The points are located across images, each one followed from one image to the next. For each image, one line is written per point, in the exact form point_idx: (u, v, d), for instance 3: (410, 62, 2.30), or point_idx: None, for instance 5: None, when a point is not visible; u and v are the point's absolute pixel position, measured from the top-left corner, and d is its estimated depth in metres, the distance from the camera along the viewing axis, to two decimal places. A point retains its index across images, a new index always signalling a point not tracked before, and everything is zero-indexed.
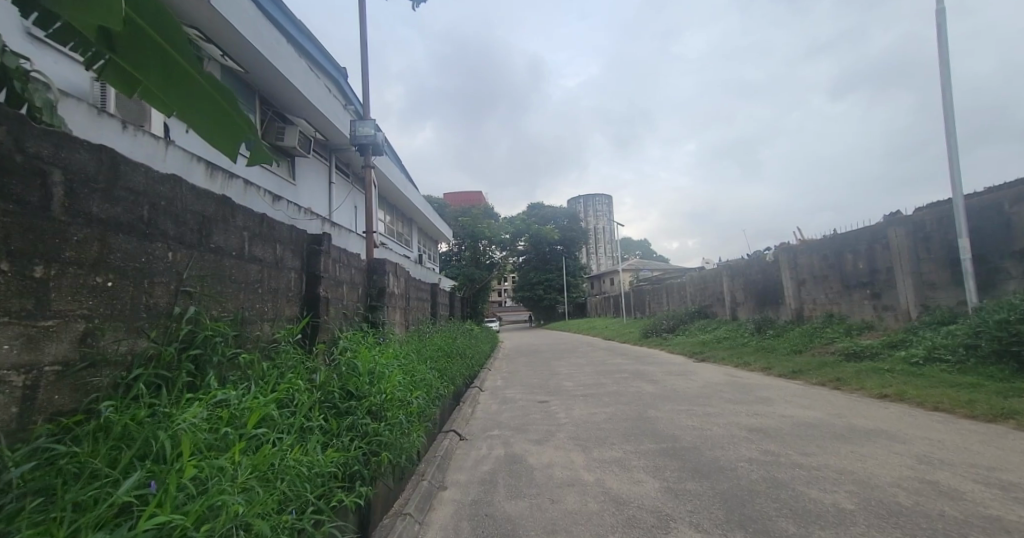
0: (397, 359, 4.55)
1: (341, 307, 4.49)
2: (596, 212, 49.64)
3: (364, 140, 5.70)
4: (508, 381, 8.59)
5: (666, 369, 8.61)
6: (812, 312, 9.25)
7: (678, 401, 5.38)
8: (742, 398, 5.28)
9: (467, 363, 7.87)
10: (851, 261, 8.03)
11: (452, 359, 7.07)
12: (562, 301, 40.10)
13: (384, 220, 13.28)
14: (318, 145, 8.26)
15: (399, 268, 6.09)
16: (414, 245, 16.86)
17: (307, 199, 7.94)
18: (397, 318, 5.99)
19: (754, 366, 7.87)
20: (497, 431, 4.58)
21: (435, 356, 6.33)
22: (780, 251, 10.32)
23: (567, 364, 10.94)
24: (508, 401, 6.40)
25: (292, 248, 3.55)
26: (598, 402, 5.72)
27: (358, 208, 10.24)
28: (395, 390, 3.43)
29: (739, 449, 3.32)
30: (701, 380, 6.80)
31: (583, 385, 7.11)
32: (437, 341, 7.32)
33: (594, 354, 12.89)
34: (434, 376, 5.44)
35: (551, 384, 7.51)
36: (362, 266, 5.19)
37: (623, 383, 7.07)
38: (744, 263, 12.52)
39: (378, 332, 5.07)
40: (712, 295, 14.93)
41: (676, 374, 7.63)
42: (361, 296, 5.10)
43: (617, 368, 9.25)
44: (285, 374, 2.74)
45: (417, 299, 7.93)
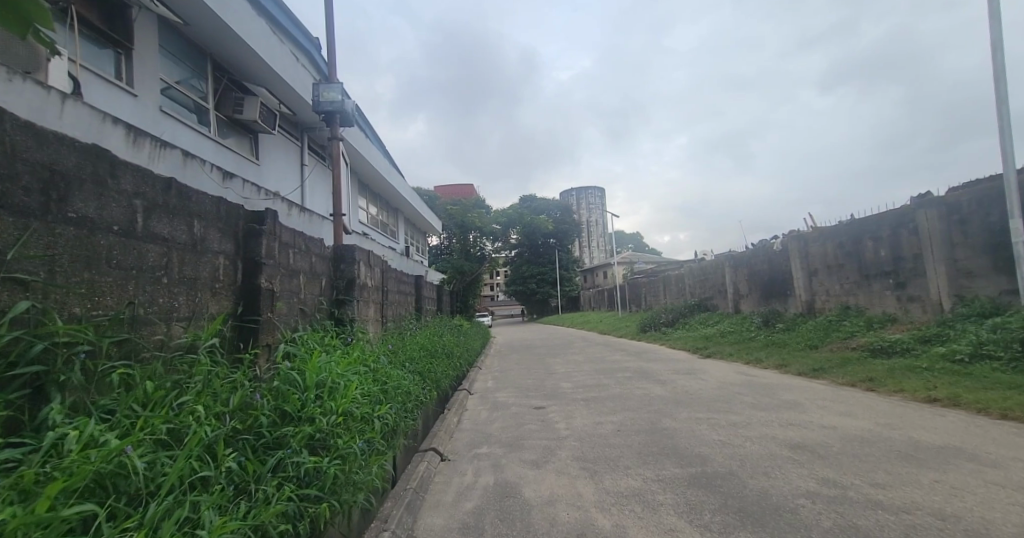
0: (365, 364, 3.79)
1: (295, 301, 3.72)
2: (589, 205, 49.09)
3: (328, 107, 4.97)
4: (499, 382, 7.86)
5: (671, 367, 7.94)
6: (824, 304, 8.63)
7: (694, 407, 4.69)
8: (768, 403, 4.59)
9: (454, 363, 7.12)
10: (871, 248, 7.39)
11: (435, 360, 6.30)
12: (555, 294, 39.43)
13: (365, 209, 12.42)
14: (285, 121, 7.42)
15: (373, 256, 5.31)
16: (400, 236, 16.02)
17: (272, 182, 7.10)
18: (371, 313, 5.21)
19: (768, 364, 7.20)
20: (486, 448, 3.85)
21: (415, 357, 5.56)
22: (790, 240, 9.66)
23: (563, 361, 10.25)
24: (499, 407, 5.66)
25: (218, 225, 2.78)
26: (602, 408, 5.02)
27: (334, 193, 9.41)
28: (353, 408, 2.69)
29: (788, 476, 2.65)
30: (714, 381, 6.11)
31: (583, 388, 6.40)
32: (418, 340, 6.55)
33: (590, 350, 12.22)
34: (413, 381, 4.70)
35: (547, 386, 6.78)
36: (325, 253, 4.40)
37: (627, 385, 6.35)
38: (749, 254, 11.84)
39: (345, 330, 4.31)
40: (713, 288, 14.30)
41: (684, 374, 6.94)
42: (324, 289, 4.33)
43: (617, 366, 8.58)
44: (190, 393, 2.00)
45: (397, 293, 7.15)
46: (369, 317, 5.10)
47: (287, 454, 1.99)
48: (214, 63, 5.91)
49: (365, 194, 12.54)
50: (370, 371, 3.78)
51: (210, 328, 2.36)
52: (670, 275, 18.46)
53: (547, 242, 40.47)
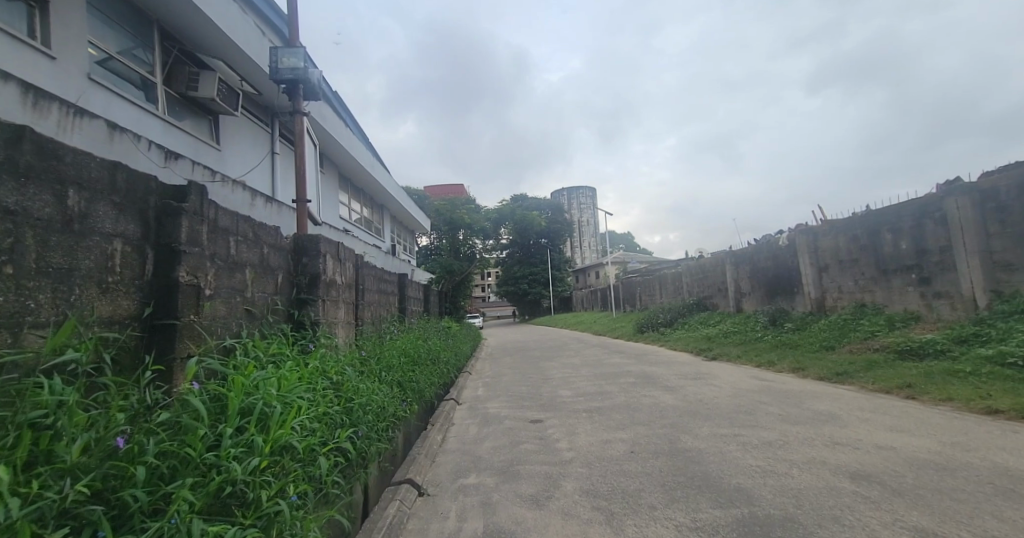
0: (325, 378, 3.10)
1: (235, 301, 3.02)
2: (580, 205, 48.74)
3: (287, 76, 4.29)
4: (491, 390, 7.20)
5: (676, 371, 7.32)
6: (836, 303, 8.10)
7: (715, 420, 4.07)
8: (801, 415, 3.99)
9: (439, 370, 6.44)
10: (890, 241, 6.87)
11: (418, 368, 5.60)
12: (547, 295, 38.87)
13: (346, 204, 11.68)
14: (249, 103, 6.71)
15: (345, 250, 4.61)
16: (386, 235, 15.27)
17: (235, 170, 6.38)
18: (342, 316, 4.51)
19: (782, 368, 6.63)
20: (475, 477, 3.18)
21: (394, 365, 4.87)
22: (797, 234, 9.12)
23: (558, 365, 9.60)
24: (490, 420, 5.00)
25: (111, 198, 2.09)
26: (609, 421, 4.39)
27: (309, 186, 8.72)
28: (291, 443, 1.99)
29: (868, 524, 2.02)
30: (730, 388, 5.50)
31: (584, 396, 5.77)
32: (399, 345, 5.84)
33: (587, 353, 11.58)
34: (388, 394, 4.00)
35: (544, 395, 6.13)
36: (280, 244, 3.70)
37: (633, 392, 5.73)
38: (752, 252, 11.25)
39: (305, 336, 3.61)
40: (712, 286, 13.78)
41: (694, 380, 6.34)
42: (279, 287, 3.63)
43: (617, 371, 7.95)
44: (13, 436, 1.30)
45: (376, 293, 6.44)
46: (339, 320, 4.39)
47: (168, 525, 1.30)
48: (161, 30, 5.22)
49: (346, 189, 11.81)
50: (331, 387, 3.08)
51: (63, 332, 1.64)
52: (666, 274, 17.97)
53: (538, 242, 39.89)
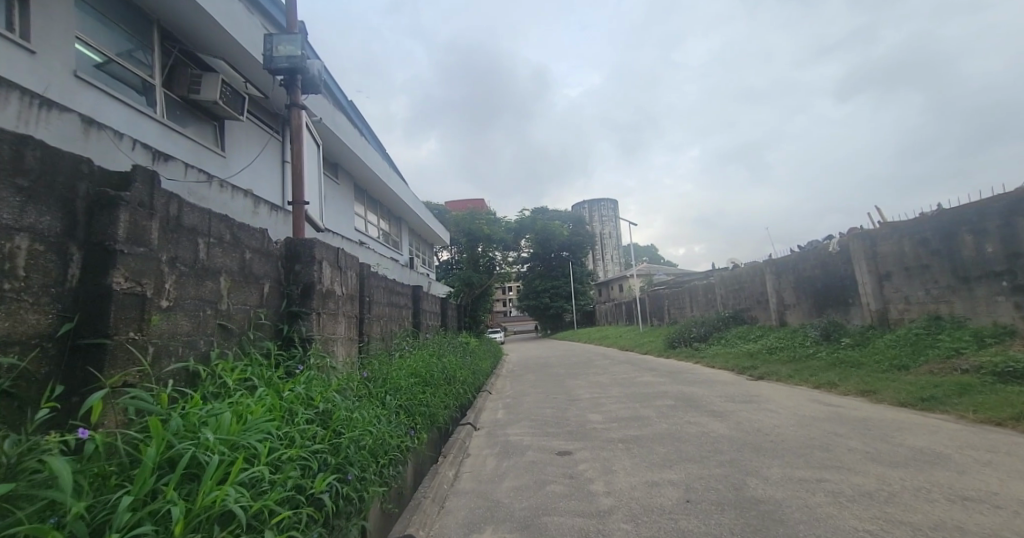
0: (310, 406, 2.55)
1: (205, 314, 2.51)
2: (602, 217, 48.04)
3: (284, 64, 3.87)
4: (513, 412, 6.59)
5: (720, 393, 6.57)
6: (902, 314, 7.42)
7: (785, 459, 3.34)
8: (897, 456, 3.23)
9: (454, 391, 5.86)
10: (971, 244, 6.25)
11: (430, 391, 5.03)
12: (569, 309, 38.00)
13: (362, 215, 11.34)
14: (256, 108, 6.40)
15: (347, 257, 4.13)
16: (404, 248, 14.95)
17: (242, 178, 6.04)
18: (344, 331, 4.00)
19: (846, 391, 5.81)
20: (491, 534, 2.55)
21: (401, 388, 4.31)
22: (854, 239, 8.37)
23: (585, 383, 8.92)
24: (511, 451, 4.37)
25: (15, 182, 1.61)
26: (652, 456, 3.72)
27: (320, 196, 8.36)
28: (226, 512, 1.40)
29: None
30: (791, 415, 4.73)
31: (619, 422, 5.09)
32: (410, 364, 5.28)
33: (615, 370, 10.84)
34: (390, 424, 3.43)
35: (573, 420, 5.47)
36: (268, 249, 3.21)
37: (674, 419, 5.01)
38: (796, 256, 10.68)
39: (293, 357, 3.10)
40: (750, 298, 12.90)
41: (744, 403, 5.57)
42: (265, 300, 3.14)
43: (652, 392, 7.23)
44: None
45: (385, 306, 5.94)
46: (339, 336, 3.88)
47: None
48: (161, 30, 4.90)
49: (362, 200, 11.54)
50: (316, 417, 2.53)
51: None
52: (697, 286, 17.07)
53: (560, 255, 39.27)
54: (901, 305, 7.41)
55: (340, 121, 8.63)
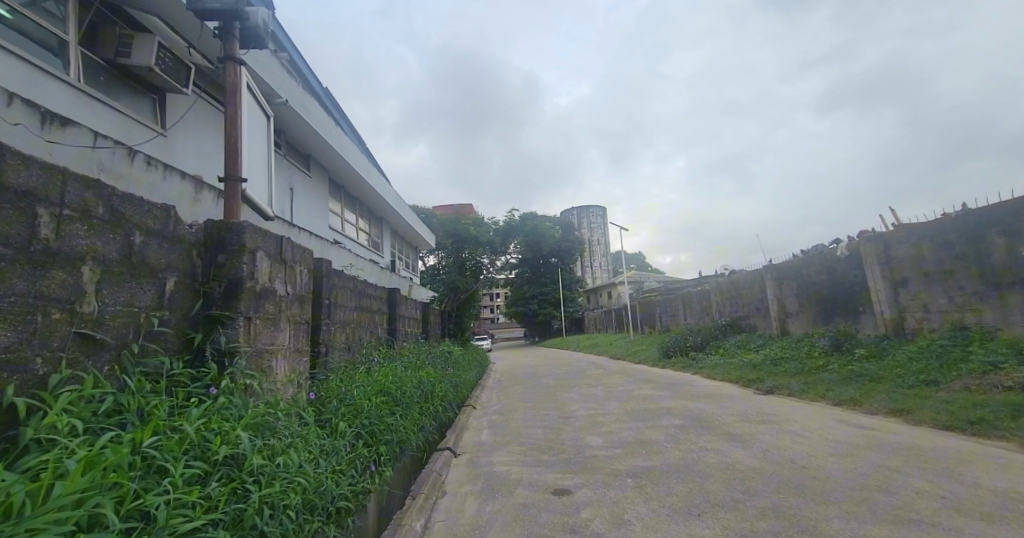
0: (208, 453, 1.78)
1: (52, 321, 1.69)
2: (591, 224, 47.87)
3: (215, 6, 3.08)
4: (499, 433, 5.82)
5: (730, 410, 5.90)
6: (920, 323, 6.85)
7: (844, 509, 2.63)
8: (987, 507, 2.54)
9: (429, 410, 5.09)
10: (1004, 246, 5.72)
11: (400, 412, 4.26)
12: (558, 316, 37.34)
13: (337, 213, 10.51)
14: (205, 82, 5.57)
15: (295, 248, 3.34)
16: (386, 250, 14.10)
17: (187, 162, 5.22)
18: (289, 341, 3.22)
19: (874, 410, 5.17)
20: None
21: (357, 413, 3.54)
22: (866, 243, 7.76)
23: (578, 397, 8.21)
24: (496, 488, 3.59)
25: None
26: (673, 499, 2.98)
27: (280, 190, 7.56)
28: None
29: None
30: (823, 442, 4.05)
31: (623, 449, 4.35)
32: (377, 379, 4.51)
33: (610, 382, 10.14)
34: (338, 464, 2.67)
35: (570, 445, 4.72)
36: (176, 233, 2.41)
37: (688, 445, 4.29)
38: (800, 261, 10.09)
39: (206, 377, 2.32)
40: (748, 305, 12.35)
41: (764, 425, 4.88)
42: (168, 301, 2.34)
43: (653, 408, 6.54)
44: None
45: (349, 311, 5.14)
46: (282, 347, 3.10)
47: None
48: None
49: (339, 197, 10.74)
50: (216, 469, 1.76)
51: None
52: (691, 292, 16.50)
53: (549, 262, 38.74)
54: (920, 313, 6.83)
55: (313, 108, 7.83)
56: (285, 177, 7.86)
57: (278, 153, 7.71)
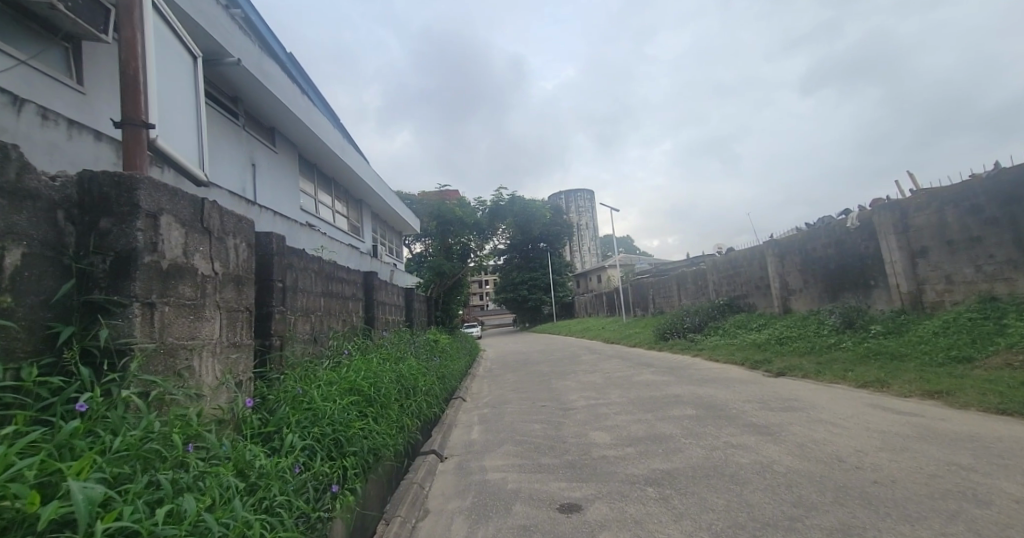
0: (22, 518, 1.08)
1: None
2: (579, 208, 47.41)
3: None
4: (492, 429, 5.23)
5: (743, 396, 5.38)
6: (939, 296, 6.40)
7: (936, 529, 2.06)
8: None
9: (411, 410, 4.45)
10: None
11: (373, 414, 3.61)
12: (549, 301, 36.93)
13: (310, 194, 9.69)
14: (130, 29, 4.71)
15: (225, 216, 2.62)
16: (366, 234, 13.31)
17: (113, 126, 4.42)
18: (220, 333, 2.52)
19: (906, 392, 4.67)
20: None
21: (315, 421, 2.89)
22: (880, 213, 7.22)
23: (575, 385, 7.67)
24: (490, 505, 2.97)
25: None
26: (711, 517, 2.40)
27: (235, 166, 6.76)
28: None
29: None
30: (867, 433, 3.51)
31: (636, 449, 3.77)
32: (346, 376, 3.84)
33: (607, 367, 9.64)
34: (277, 494, 2.03)
35: (573, 444, 4.12)
36: (25, 185, 1.68)
37: (711, 442, 3.72)
38: (804, 235, 9.59)
39: (73, 387, 1.62)
40: (747, 284, 11.90)
41: (790, 414, 4.33)
42: (10, 281, 1.61)
43: (659, 396, 6.01)
44: None
45: (314, 297, 4.44)
46: (207, 343, 2.40)
47: None
48: None
49: (312, 177, 9.90)
50: None
51: None
52: (685, 272, 16.02)
53: (538, 246, 38.20)
54: (941, 285, 6.35)
55: (275, 73, 6.97)
56: (244, 151, 7.05)
57: (236, 124, 6.87)
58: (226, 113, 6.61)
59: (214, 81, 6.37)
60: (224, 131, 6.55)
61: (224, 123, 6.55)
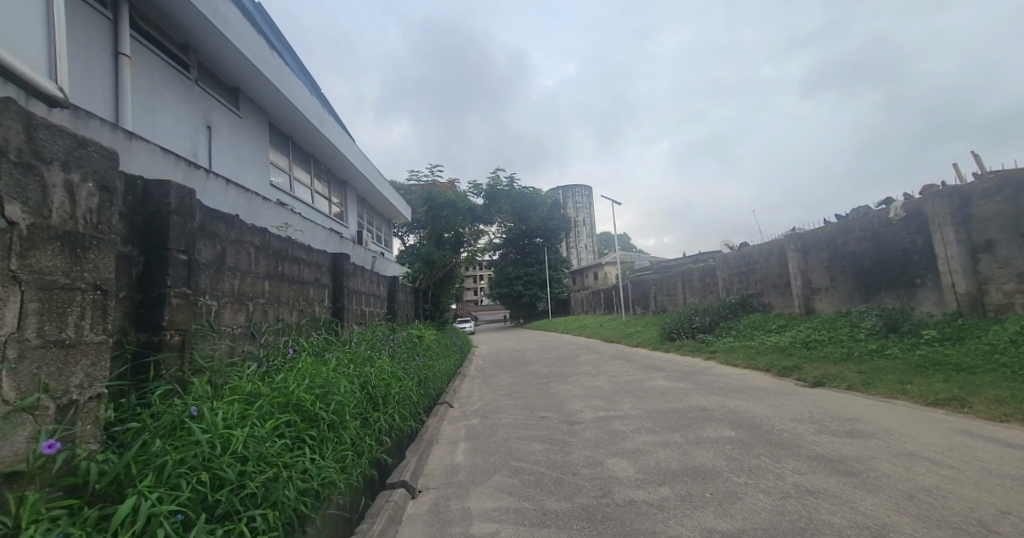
0: None
1: None
2: (577, 204, 46.56)
3: None
4: (482, 449, 4.23)
5: (788, 414, 4.43)
6: (1005, 298, 5.58)
7: None
8: None
9: (374, 430, 3.44)
10: None
11: (312, 443, 2.60)
12: (543, 298, 36.01)
13: (281, 169, 8.61)
14: None
15: (39, 127, 1.54)
16: (350, 219, 12.23)
17: None
18: (21, 325, 1.45)
19: (1001, 415, 3.75)
20: None
21: (203, 463, 1.87)
22: (936, 200, 6.29)
23: (579, 391, 6.70)
24: None
25: None
26: None
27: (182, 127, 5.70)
28: None
29: None
30: (995, 481, 2.56)
31: (675, 491, 2.79)
32: (278, 386, 2.83)
33: (611, 370, 8.69)
34: None
35: (586, 479, 3.15)
36: None
37: (775, 484, 2.75)
38: (832, 228, 8.65)
39: None
40: (763, 281, 10.98)
41: (864, 442, 3.38)
42: None
43: (682, 409, 5.05)
44: None
45: (249, 279, 3.41)
46: None
47: None
48: None
49: (285, 150, 8.85)
50: None
51: None
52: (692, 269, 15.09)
53: (535, 241, 37.23)
54: (1010, 285, 5.52)
55: (234, 19, 5.93)
56: (196, 109, 6.01)
57: (185, 77, 5.84)
58: (171, 61, 5.57)
59: (155, 21, 5.34)
60: (166, 82, 5.52)
61: (167, 73, 5.52)
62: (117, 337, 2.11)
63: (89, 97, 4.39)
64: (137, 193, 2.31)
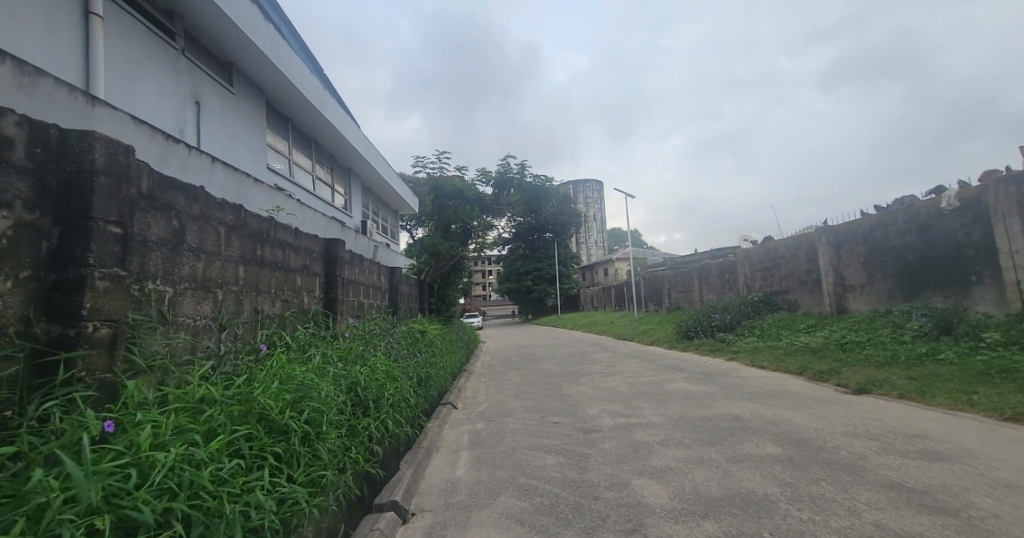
0: None
1: None
2: (587, 199, 45.91)
3: None
4: (487, 461, 3.72)
5: (836, 426, 3.88)
6: None
7: None
8: None
9: (360, 442, 2.93)
10: None
11: (276, 464, 2.10)
12: (552, 293, 35.47)
13: (280, 152, 8.15)
14: None
15: None
16: (354, 208, 11.77)
17: None
18: None
19: None
20: None
21: (105, 502, 1.37)
22: (1000, 188, 5.66)
23: (594, 393, 6.17)
24: None
25: None
26: None
27: (164, 101, 5.24)
28: None
29: None
30: None
31: (724, 529, 2.25)
32: (240, 392, 2.34)
33: (627, 370, 8.15)
34: None
35: (611, 507, 2.62)
36: None
37: (849, 523, 2.20)
38: (869, 220, 7.99)
39: None
40: (789, 278, 10.33)
41: (946, 468, 2.80)
42: None
43: (711, 417, 4.51)
44: None
45: (217, 262, 2.92)
46: None
47: None
48: None
49: (285, 133, 8.39)
50: None
51: None
52: (709, 265, 14.43)
53: (544, 236, 36.70)
54: None
55: None
56: (182, 82, 5.56)
57: (171, 47, 5.39)
58: (154, 28, 5.11)
59: None
60: (148, 50, 5.06)
61: (150, 41, 5.07)
62: (11, 330, 1.63)
63: (53, 60, 3.94)
64: (52, 149, 1.85)
